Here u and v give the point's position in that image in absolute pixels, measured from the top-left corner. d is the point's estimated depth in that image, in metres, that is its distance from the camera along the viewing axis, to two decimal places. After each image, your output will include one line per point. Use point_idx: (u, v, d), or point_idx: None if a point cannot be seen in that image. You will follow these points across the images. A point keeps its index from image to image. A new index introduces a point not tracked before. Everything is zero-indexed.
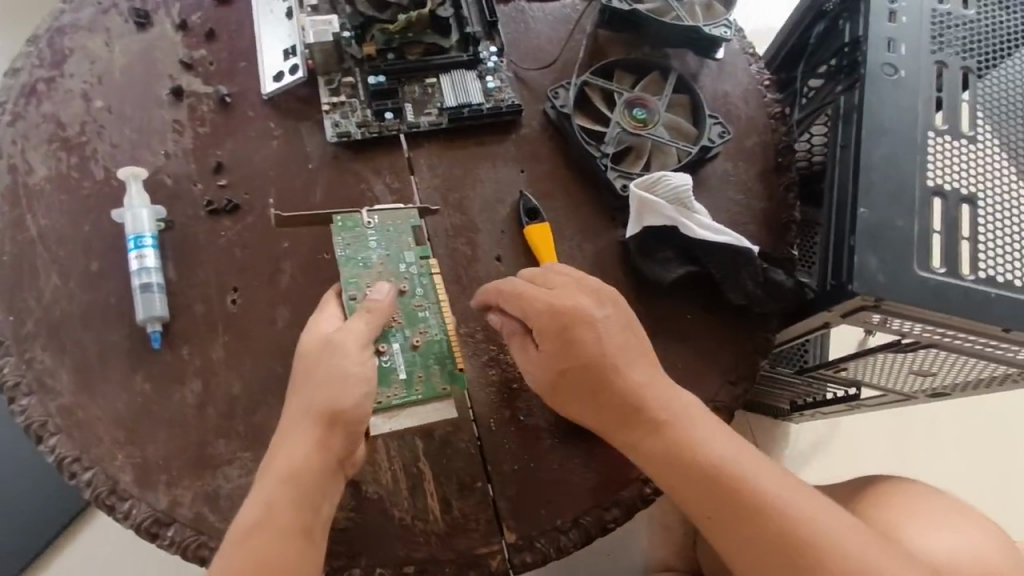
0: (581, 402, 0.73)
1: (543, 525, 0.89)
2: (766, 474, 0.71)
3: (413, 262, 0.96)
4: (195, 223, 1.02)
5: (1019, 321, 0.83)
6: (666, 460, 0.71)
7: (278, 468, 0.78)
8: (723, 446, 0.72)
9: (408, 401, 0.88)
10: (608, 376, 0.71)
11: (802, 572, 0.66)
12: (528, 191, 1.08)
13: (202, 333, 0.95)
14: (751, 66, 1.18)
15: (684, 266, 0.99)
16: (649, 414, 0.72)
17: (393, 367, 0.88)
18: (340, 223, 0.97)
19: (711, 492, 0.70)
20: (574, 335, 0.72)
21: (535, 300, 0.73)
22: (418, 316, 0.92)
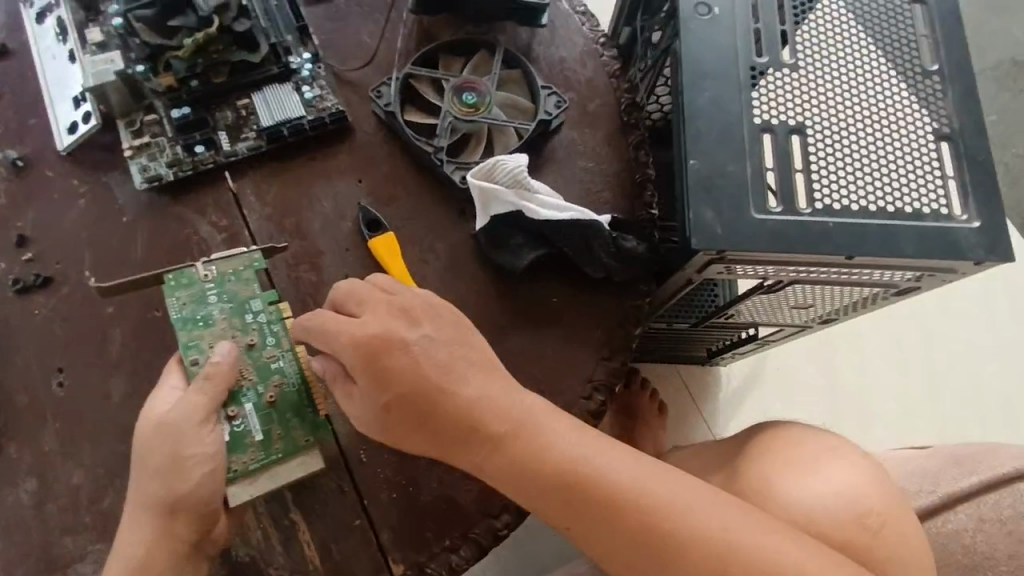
0: (414, 431, 0.73)
1: (432, 548, 0.84)
2: (614, 461, 0.72)
3: (259, 310, 0.81)
4: (5, 307, 0.92)
5: (860, 246, 0.81)
6: (510, 471, 0.72)
7: (123, 564, 0.71)
8: (569, 444, 0.72)
9: (267, 464, 0.76)
10: (430, 398, 0.73)
11: (659, 552, 0.68)
12: (369, 201, 1.01)
13: (29, 426, 0.86)
14: (584, 26, 1.13)
15: (535, 249, 0.94)
16: (487, 428, 0.73)
17: (246, 430, 0.76)
18: (173, 280, 0.81)
19: (562, 494, 0.70)
20: (385, 365, 0.72)
21: (343, 334, 0.73)
22: (271, 368, 0.79)
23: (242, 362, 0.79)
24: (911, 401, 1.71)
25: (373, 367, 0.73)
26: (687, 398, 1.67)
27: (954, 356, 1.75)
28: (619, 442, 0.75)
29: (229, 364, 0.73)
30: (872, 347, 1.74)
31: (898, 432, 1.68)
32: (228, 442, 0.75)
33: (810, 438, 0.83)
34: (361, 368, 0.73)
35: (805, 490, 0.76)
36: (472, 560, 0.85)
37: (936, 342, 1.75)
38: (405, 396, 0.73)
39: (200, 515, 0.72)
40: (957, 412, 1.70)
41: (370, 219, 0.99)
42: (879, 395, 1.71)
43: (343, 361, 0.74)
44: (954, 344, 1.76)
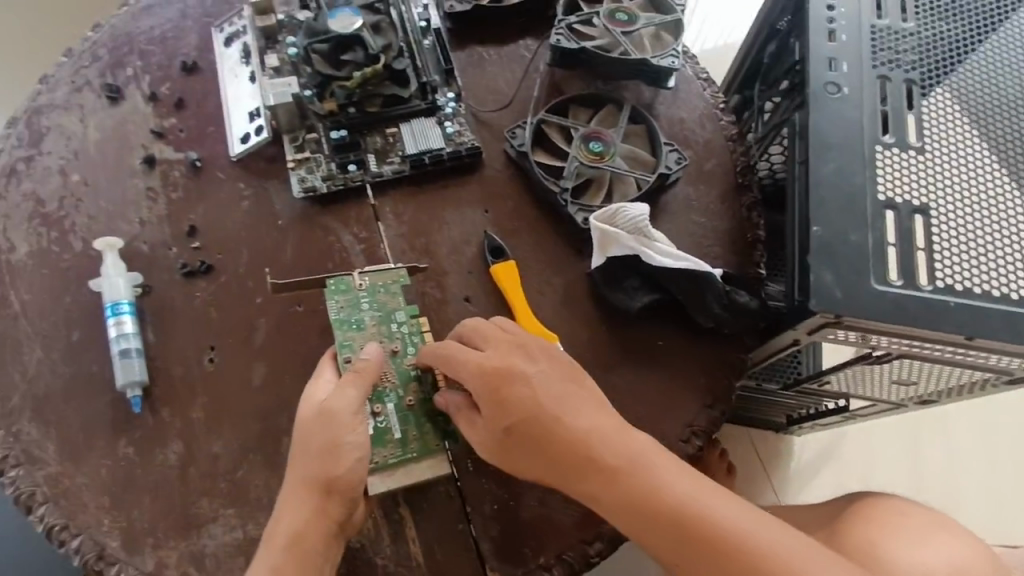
0: (529, 457, 0.76)
1: (528, 563, 0.89)
2: (725, 506, 0.73)
3: (403, 322, 0.92)
4: (172, 288, 1.04)
5: (981, 327, 0.84)
6: (622, 507, 0.74)
7: (281, 537, 0.74)
8: (681, 486, 0.74)
9: (403, 460, 0.85)
10: (548, 428, 0.76)
11: None
12: (493, 230, 1.10)
13: (181, 395, 0.97)
14: (706, 91, 1.20)
15: (650, 294, 1.00)
16: (602, 463, 0.74)
17: (387, 428, 0.85)
18: (333, 285, 0.94)
19: (676, 535, 0.72)
20: (505, 394, 0.77)
21: (467, 362, 0.79)
22: (410, 375, 0.89)
23: (387, 367, 0.89)
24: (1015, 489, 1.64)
25: (494, 396, 0.77)
26: (756, 461, 1.65)
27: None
28: (727, 490, 0.77)
29: (377, 363, 0.81)
30: (964, 433, 1.68)
31: (984, 526, 1.60)
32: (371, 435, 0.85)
33: (911, 508, 0.85)
34: (483, 397, 0.78)
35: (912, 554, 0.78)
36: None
37: None
38: (524, 424, 0.76)
39: (349, 501, 0.76)
40: None
41: (495, 250, 1.07)
42: (965, 484, 1.64)
43: (468, 388, 0.80)
44: None
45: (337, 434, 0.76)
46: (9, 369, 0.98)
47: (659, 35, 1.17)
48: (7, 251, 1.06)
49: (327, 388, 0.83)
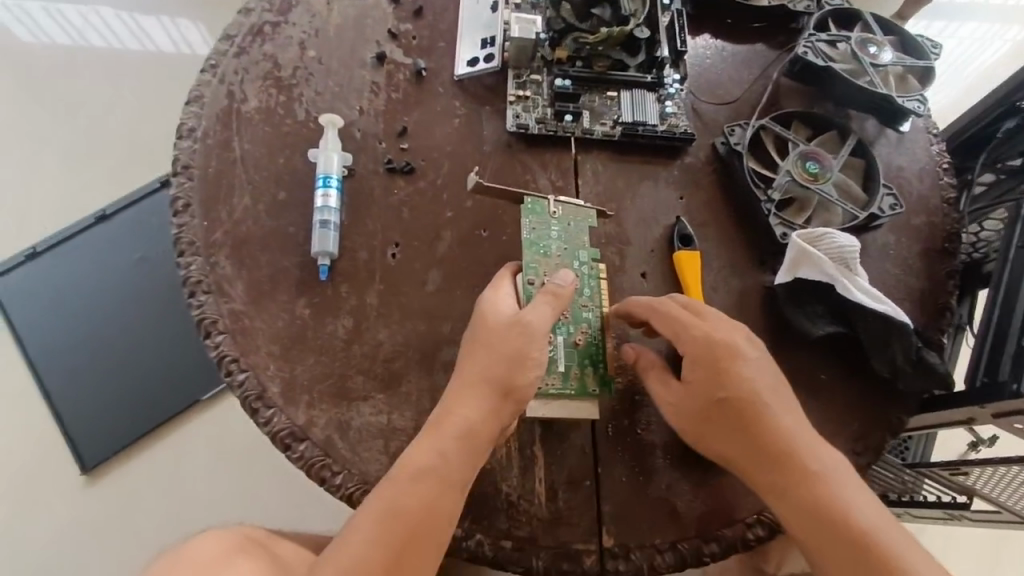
0: (728, 431, 0.81)
1: (642, 538, 0.88)
2: (912, 549, 0.73)
3: (586, 262, 0.95)
4: (374, 178, 1.09)
5: None
6: (803, 509, 0.76)
7: (454, 426, 0.78)
8: (869, 513, 0.75)
9: (562, 394, 0.89)
10: (757, 410, 0.80)
11: None
12: (684, 218, 1.09)
13: (361, 277, 1.02)
14: (932, 146, 1.17)
15: (834, 326, 0.97)
16: (796, 461, 0.78)
17: (554, 358, 0.90)
18: (529, 205, 0.97)
19: (854, 555, 0.73)
20: (726, 369, 0.81)
21: (694, 328, 0.84)
22: (582, 315, 0.93)
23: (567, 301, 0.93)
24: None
25: (714, 365, 0.82)
26: None
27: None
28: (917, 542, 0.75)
29: (568, 290, 0.86)
30: None
31: None
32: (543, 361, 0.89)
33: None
34: (701, 362, 0.83)
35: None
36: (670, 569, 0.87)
37: None
38: (736, 399, 0.80)
39: (517, 410, 0.82)
40: None
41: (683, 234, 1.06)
42: None
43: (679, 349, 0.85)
44: None
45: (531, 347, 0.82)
46: (218, 206, 1.05)
47: (904, 76, 1.14)
48: (239, 101, 1.13)
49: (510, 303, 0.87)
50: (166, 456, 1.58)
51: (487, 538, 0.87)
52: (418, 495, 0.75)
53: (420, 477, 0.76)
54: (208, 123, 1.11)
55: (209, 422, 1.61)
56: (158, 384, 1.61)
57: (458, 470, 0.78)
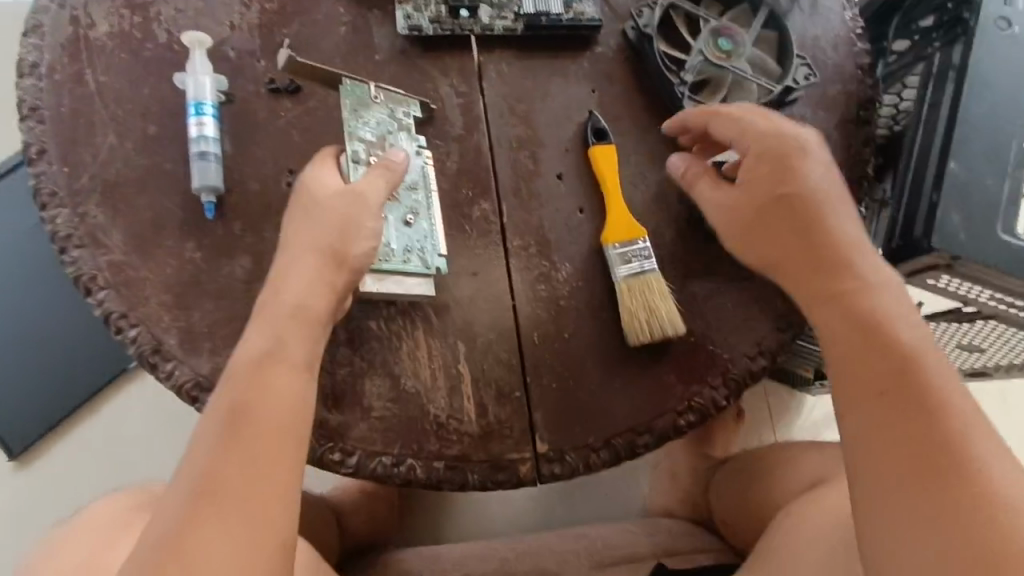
0: (771, 223, 0.85)
1: (576, 440, 0.88)
2: (941, 369, 0.72)
3: (411, 144, 0.95)
4: (256, 101, 0.98)
5: None
6: (839, 303, 0.79)
7: (283, 303, 0.80)
8: (908, 326, 0.75)
9: (396, 271, 0.88)
10: (808, 205, 0.84)
11: (942, 462, 0.67)
12: (597, 111, 1.03)
13: (254, 210, 0.93)
14: (845, 11, 1.12)
15: None
16: (836, 258, 0.81)
17: (385, 237, 0.89)
18: (348, 88, 0.96)
19: (884, 357, 0.73)
20: (794, 167, 0.85)
21: (799, 139, 0.87)
22: (412, 194, 0.93)
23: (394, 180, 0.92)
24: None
25: (784, 165, 0.85)
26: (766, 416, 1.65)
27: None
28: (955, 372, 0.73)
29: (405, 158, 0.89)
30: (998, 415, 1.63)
31: None
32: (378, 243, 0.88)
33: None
34: (768, 162, 0.86)
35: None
36: (605, 465, 0.88)
37: None
38: (791, 194, 0.84)
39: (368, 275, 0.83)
40: None
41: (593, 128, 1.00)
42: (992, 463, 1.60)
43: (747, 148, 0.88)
44: None
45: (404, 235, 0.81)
46: (79, 150, 0.93)
47: None
48: (86, 27, 0.99)
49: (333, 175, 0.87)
50: (91, 437, 1.50)
51: (419, 462, 0.85)
52: (263, 384, 0.75)
53: (261, 368, 0.76)
54: (53, 56, 0.97)
55: (138, 397, 1.53)
56: (67, 358, 1.49)
57: (299, 347, 0.79)
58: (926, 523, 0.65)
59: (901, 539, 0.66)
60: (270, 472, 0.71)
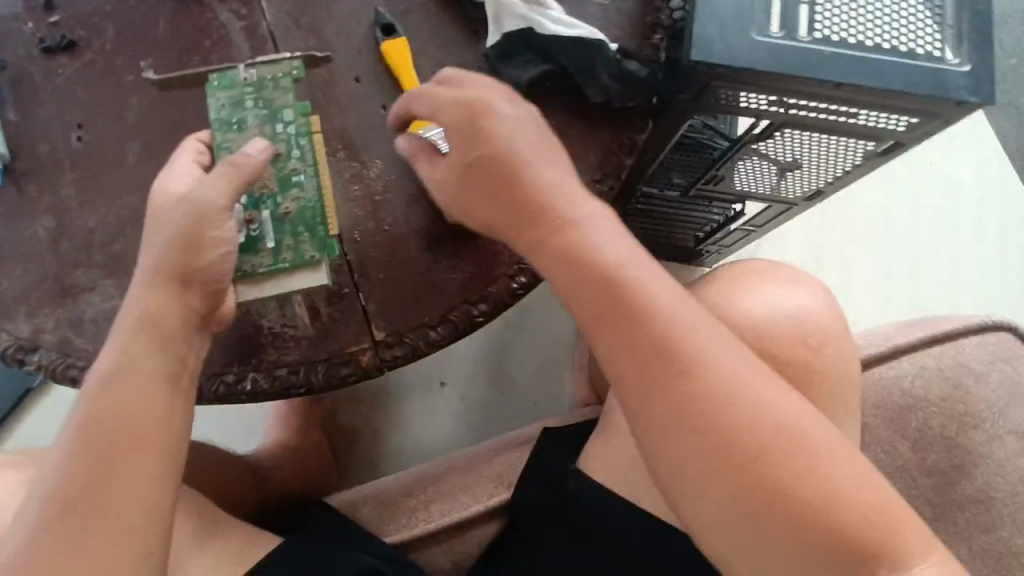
0: (489, 193, 0.75)
1: (412, 321, 0.91)
2: (662, 288, 0.70)
3: (290, 121, 0.89)
4: (31, 64, 0.96)
5: (851, 76, 0.84)
6: (568, 261, 0.71)
7: (133, 317, 0.76)
8: (622, 254, 0.71)
9: (275, 270, 0.85)
10: (509, 167, 0.74)
11: (680, 389, 0.66)
12: (385, 10, 1.01)
13: (48, 172, 0.92)
14: None
15: (544, 66, 0.97)
16: (550, 214, 0.73)
17: (260, 236, 0.85)
18: (217, 81, 0.90)
19: (613, 304, 0.68)
20: (481, 127, 0.75)
21: (441, 97, 0.78)
22: (291, 180, 0.87)
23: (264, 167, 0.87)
24: (907, 288, 1.90)
25: (470, 125, 0.76)
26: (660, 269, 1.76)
27: (922, 239, 1.94)
28: (669, 274, 0.72)
29: (261, 161, 0.80)
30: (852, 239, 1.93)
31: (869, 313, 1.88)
32: (243, 242, 0.84)
33: (769, 269, 0.87)
34: (455, 126, 0.77)
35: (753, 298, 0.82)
36: (446, 341, 0.91)
37: (913, 235, 1.94)
38: (488, 157, 0.75)
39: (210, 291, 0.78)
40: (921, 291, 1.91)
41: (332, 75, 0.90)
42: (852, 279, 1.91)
43: (438, 120, 0.78)
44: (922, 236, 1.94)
45: (204, 226, 0.77)
46: None
47: None
48: None
49: (183, 179, 0.81)
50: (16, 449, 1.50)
51: (261, 373, 0.87)
52: (123, 397, 0.72)
53: (112, 382, 0.73)
54: None
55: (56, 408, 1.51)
56: None
57: (150, 362, 0.75)
58: (700, 441, 0.65)
59: (685, 483, 0.66)
60: (135, 488, 0.70)
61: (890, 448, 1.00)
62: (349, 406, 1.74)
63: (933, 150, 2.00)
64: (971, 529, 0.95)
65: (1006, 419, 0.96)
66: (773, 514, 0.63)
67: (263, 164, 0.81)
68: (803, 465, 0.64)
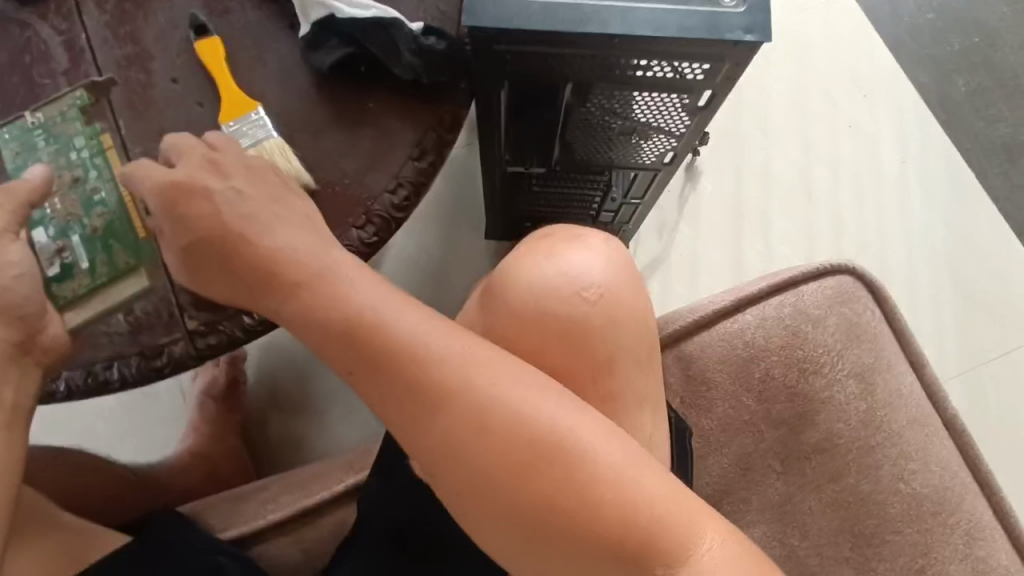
0: (216, 269, 0.77)
1: (226, 309, 0.90)
2: (404, 318, 0.72)
3: (82, 146, 0.94)
4: None
5: (624, 25, 0.85)
6: (311, 307, 0.73)
7: None
8: (362, 293, 0.73)
9: (97, 287, 0.87)
10: (230, 240, 0.76)
11: (437, 414, 0.69)
12: (200, 11, 1.03)
13: None
14: None
15: (348, 49, 0.98)
16: (287, 270, 0.75)
17: (74, 261, 0.86)
18: (7, 134, 0.94)
19: (354, 348, 0.71)
20: (184, 212, 0.76)
21: (144, 180, 0.78)
22: (93, 200, 0.90)
23: (63, 194, 0.90)
24: (835, 242, 1.85)
25: (173, 211, 0.77)
26: None
27: (843, 197, 1.89)
28: (419, 302, 0.75)
29: (41, 182, 0.83)
30: (773, 201, 1.88)
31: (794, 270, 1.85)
32: (58, 271, 0.86)
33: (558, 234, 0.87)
34: (164, 212, 0.77)
35: (540, 271, 0.82)
36: (261, 328, 0.90)
37: (837, 191, 1.89)
38: (205, 238, 0.76)
39: (3, 319, 0.76)
40: (849, 245, 1.86)
41: (89, 116, 0.96)
42: (779, 240, 1.85)
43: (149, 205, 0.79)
44: (846, 191, 1.89)
45: None
46: None
47: None
48: None
49: None
50: None
51: (76, 371, 0.88)
52: None
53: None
54: None
55: None
56: None
57: None
58: (465, 468, 0.68)
59: (463, 497, 0.69)
60: None
61: (735, 402, 0.96)
62: (269, 413, 1.72)
63: (849, 106, 1.94)
64: (819, 478, 0.92)
65: (843, 360, 0.95)
66: (547, 520, 0.66)
67: (43, 186, 0.83)
68: (559, 473, 0.66)
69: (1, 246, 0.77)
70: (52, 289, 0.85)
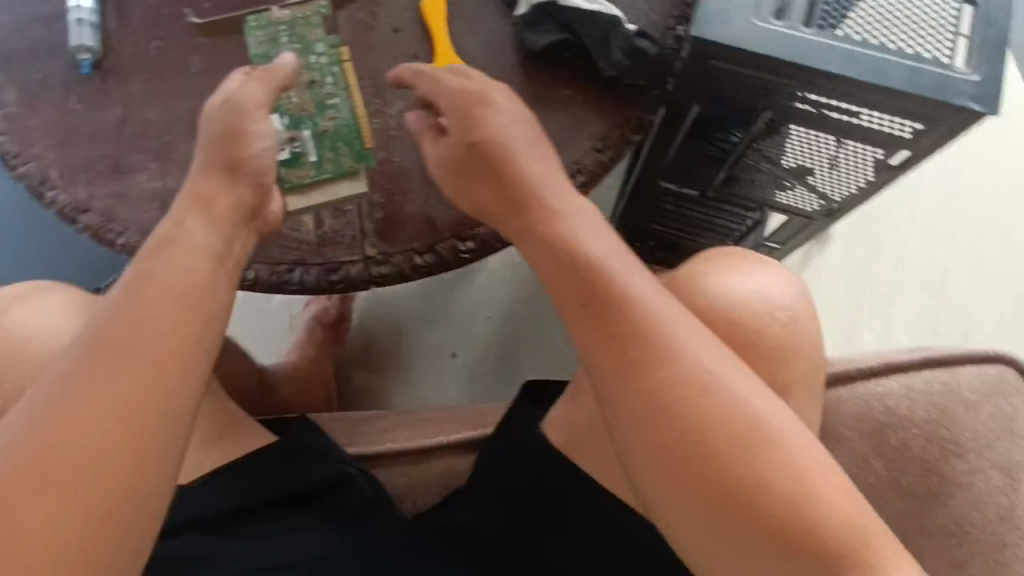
0: (482, 177, 0.84)
1: (402, 244, 0.97)
2: (634, 277, 0.75)
3: (322, 51, 0.98)
4: None
5: (851, 68, 0.85)
6: (550, 244, 0.79)
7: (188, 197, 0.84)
8: (599, 244, 0.78)
9: (318, 181, 0.93)
10: (505, 155, 0.83)
11: (649, 377, 0.70)
12: None
13: (127, 69, 1.03)
14: None
15: (559, 35, 1.01)
16: (540, 203, 0.81)
17: (303, 152, 0.92)
18: (254, 22, 1.01)
19: (584, 290, 0.75)
20: (475, 116, 0.85)
21: (442, 83, 0.87)
22: (327, 103, 0.96)
23: (301, 91, 0.96)
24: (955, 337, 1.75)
25: (465, 112, 0.85)
26: None
27: (976, 295, 1.79)
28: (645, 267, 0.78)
29: (292, 70, 0.91)
30: (900, 279, 1.81)
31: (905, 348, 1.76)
32: (288, 158, 0.92)
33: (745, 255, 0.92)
34: (455, 113, 0.86)
35: (730, 281, 0.85)
36: (428, 270, 0.97)
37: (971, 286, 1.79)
38: (485, 144, 0.83)
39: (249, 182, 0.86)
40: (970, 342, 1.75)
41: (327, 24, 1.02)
42: (898, 319, 1.78)
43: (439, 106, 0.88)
44: (981, 288, 1.79)
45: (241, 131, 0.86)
46: None
47: None
48: None
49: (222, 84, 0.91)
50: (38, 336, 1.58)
51: (264, 266, 0.96)
52: (172, 263, 0.77)
53: (165, 253, 0.78)
54: None
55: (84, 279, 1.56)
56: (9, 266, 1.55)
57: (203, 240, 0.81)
58: (664, 434, 0.69)
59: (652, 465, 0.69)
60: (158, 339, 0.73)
61: (862, 463, 0.95)
62: (363, 360, 1.80)
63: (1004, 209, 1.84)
64: (935, 561, 0.88)
65: (992, 452, 0.91)
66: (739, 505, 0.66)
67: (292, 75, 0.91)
68: (759, 459, 0.67)
69: (257, 118, 0.87)
70: (282, 173, 0.92)
